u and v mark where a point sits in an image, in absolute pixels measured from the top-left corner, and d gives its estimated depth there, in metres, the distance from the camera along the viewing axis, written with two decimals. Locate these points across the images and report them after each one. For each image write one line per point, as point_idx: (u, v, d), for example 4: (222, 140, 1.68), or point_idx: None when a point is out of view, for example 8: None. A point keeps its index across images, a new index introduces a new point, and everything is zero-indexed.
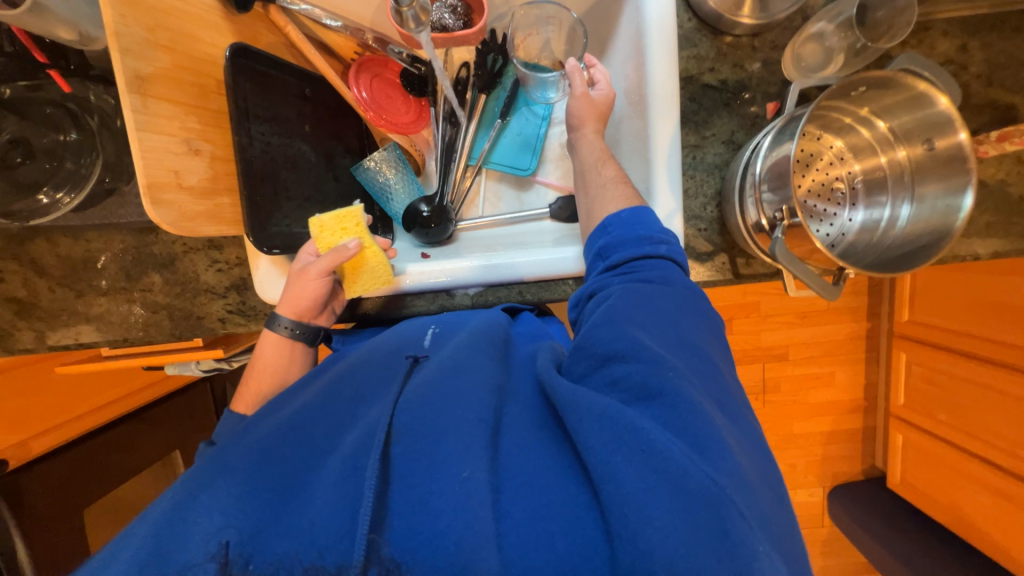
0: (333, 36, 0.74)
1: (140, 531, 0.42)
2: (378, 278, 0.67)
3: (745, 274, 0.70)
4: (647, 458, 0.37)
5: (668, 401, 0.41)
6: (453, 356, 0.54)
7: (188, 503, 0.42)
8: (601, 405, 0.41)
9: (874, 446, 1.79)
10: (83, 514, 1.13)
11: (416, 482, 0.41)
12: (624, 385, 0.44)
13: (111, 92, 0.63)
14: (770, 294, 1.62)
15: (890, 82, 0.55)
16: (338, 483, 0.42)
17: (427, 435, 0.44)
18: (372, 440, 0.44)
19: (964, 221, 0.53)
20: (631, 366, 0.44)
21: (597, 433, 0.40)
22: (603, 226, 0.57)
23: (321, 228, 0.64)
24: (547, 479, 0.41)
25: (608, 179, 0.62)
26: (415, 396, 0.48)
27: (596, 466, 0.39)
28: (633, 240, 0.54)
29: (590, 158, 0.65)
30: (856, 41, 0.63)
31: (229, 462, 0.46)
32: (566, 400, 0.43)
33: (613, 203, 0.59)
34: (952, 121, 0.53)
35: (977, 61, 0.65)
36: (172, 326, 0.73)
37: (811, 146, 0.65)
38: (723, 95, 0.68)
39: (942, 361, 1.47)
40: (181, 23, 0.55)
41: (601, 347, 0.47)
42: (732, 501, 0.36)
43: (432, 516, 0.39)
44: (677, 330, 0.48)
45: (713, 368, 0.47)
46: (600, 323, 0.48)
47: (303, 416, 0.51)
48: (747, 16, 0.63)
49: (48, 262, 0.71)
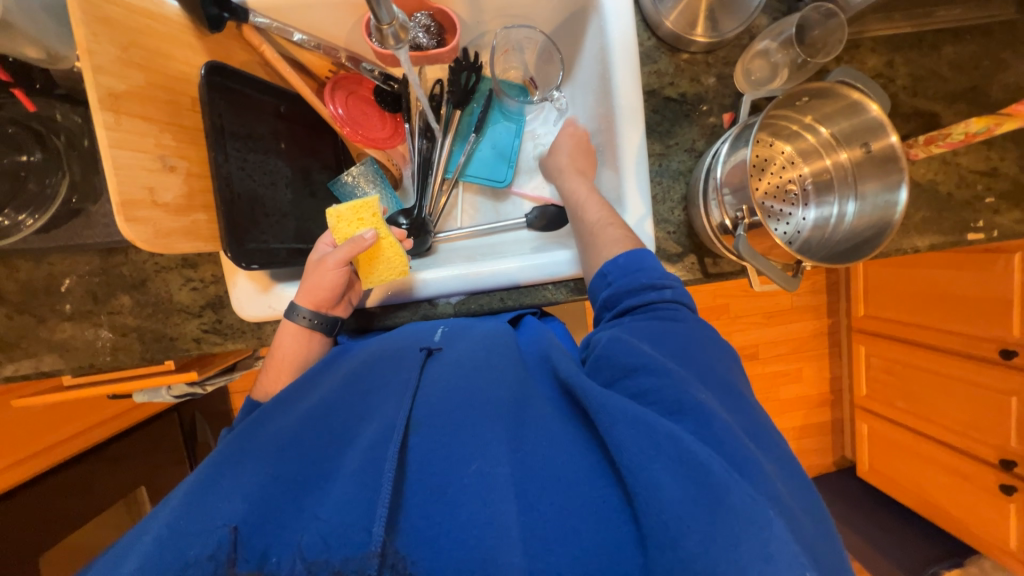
0: (306, 55, 0.74)
1: (160, 516, 0.43)
2: (394, 269, 0.67)
3: (713, 272, 0.74)
4: (682, 465, 0.39)
5: (698, 413, 0.43)
6: (473, 358, 0.55)
7: (206, 497, 0.43)
8: (632, 411, 0.42)
9: (842, 438, 1.88)
10: (38, 560, 1.05)
11: (437, 474, 0.43)
12: (654, 396, 0.45)
13: (78, 111, 0.62)
14: (737, 296, 1.69)
15: (828, 92, 0.60)
16: (358, 477, 0.42)
17: (450, 435, 0.45)
18: (390, 437, 0.45)
19: (900, 214, 0.58)
20: (656, 380, 0.46)
21: (631, 439, 0.41)
22: (602, 273, 0.59)
23: (338, 218, 0.65)
24: (574, 473, 0.43)
25: (595, 222, 0.65)
26: (439, 397, 0.49)
27: (634, 473, 0.39)
28: (639, 288, 0.56)
29: (577, 199, 0.69)
30: (797, 57, 0.69)
31: (247, 457, 0.47)
32: (597, 403, 0.44)
33: (609, 246, 0.61)
34: (884, 126, 0.59)
35: (902, 75, 0.72)
36: (142, 349, 0.70)
37: (764, 151, 0.70)
38: (683, 107, 0.73)
39: (896, 352, 1.57)
40: (154, 42, 0.55)
41: (624, 359, 0.48)
42: (770, 515, 0.37)
43: (453, 510, 0.41)
44: (695, 346, 0.51)
45: (733, 386, 0.49)
46: (620, 340, 0.50)
47: (319, 412, 0.51)
48: (701, 34, 0.69)
49: (6, 287, 0.67)
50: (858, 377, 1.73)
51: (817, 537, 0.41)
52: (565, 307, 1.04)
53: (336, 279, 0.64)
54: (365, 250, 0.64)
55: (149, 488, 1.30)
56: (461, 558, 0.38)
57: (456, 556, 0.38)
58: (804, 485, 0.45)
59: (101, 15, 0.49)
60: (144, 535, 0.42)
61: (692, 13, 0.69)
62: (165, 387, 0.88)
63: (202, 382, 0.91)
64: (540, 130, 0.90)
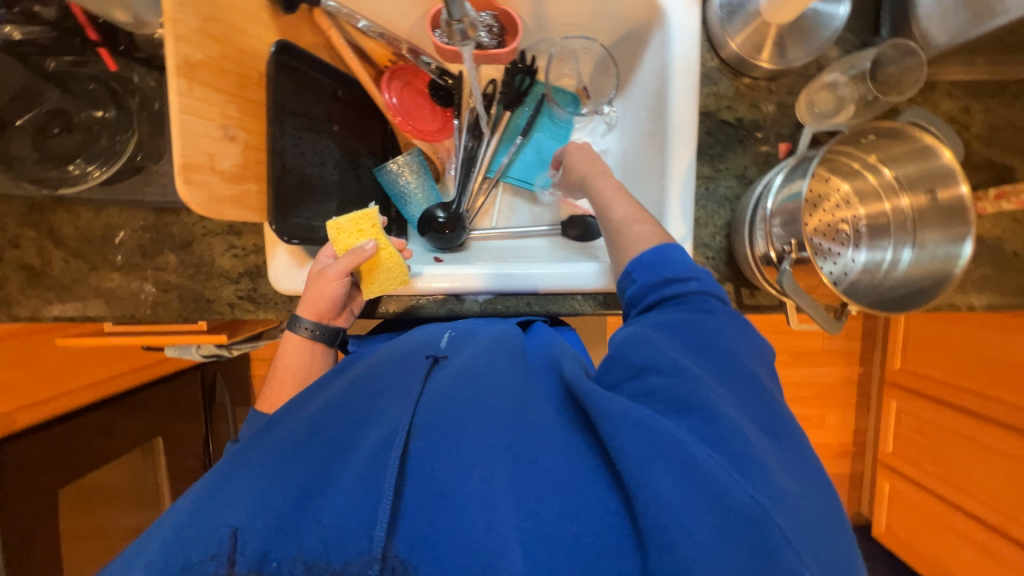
0: (368, 43, 0.76)
1: (169, 519, 0.45)
2: (394, 278, 0.67)
3: (748, 304, 0.72)
4: (685, 470, 0.38)
5: (705, 414, 0.42)
6: (473, 362, 0.55)
7: (214, 494, 0.45)
8: (635, 414, 0.41)
9: (861, 493, 1.79)
10: (61, 493, 1.09)
11: (438, 477, 0.43)
12: (664, 396, 0.44)
13: (153, 75, 0.65)
14: (766, 331, 1.64)
15: (898, 133, 0.58)
16: (358, 482, 0.44)
17: (448, 435, 0.46)
18: (392, 443, 0.46)
19: (963, 268, 0.55)
20: (666, 379, 0.44)
21: (632, 442, 0.39)
22: (627, 273, 0.57)
23: (337, 230, 0.65)
24: (577, 480, 0.42)
25: (622, 219, 0.62)
26: (440, 402, 0.49)
27: (634, 475, 0.38)
28: (660, 283, 0.54)
29: (603, 195, 0.66)
30: (867, 93, 0.67)
31: (254, 460, 0.48)
32: (599, 406, 0.43)
33: (635, 243, 0.59)
34: (954, 174, 0.57)
35: (978, 122, 0.69)
36: (180, 307, 0.73)
37: (819, 187, 0.67)
38: (738, 132, 0.71)
39: (931, 412, 1.49)
40: (232, 17, 0.58)
41: (638, 358, 0.47)
42: (774, 521, 0.36)
43: (451, 514, 0.41)
44: (711, 342, 0.48)
45: (748, 380, 0.47)
46: (637, 338, 0.49)
47: (324, 417, 0.52)
48: (766, 60, 0.67)
49: (66, 232, 0.71)
50: (886, 433, 1.64)
51: (827, 537, 0.39)
52: (588, 320, 1.03)
53: (337, 289, 0.65)
54: (366, 261, 0.65)
55: (165, 440, 1.36)
56: (460, 558, 0.39)
57: (457, 559, 0.39)
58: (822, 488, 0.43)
59: None
60: (153, 535, 0.44)
61: (761, 37, 0.66)
62: (195, 346, 0.92)
63: (229, 346, 0.94)
64: (587, 139, 0.89)
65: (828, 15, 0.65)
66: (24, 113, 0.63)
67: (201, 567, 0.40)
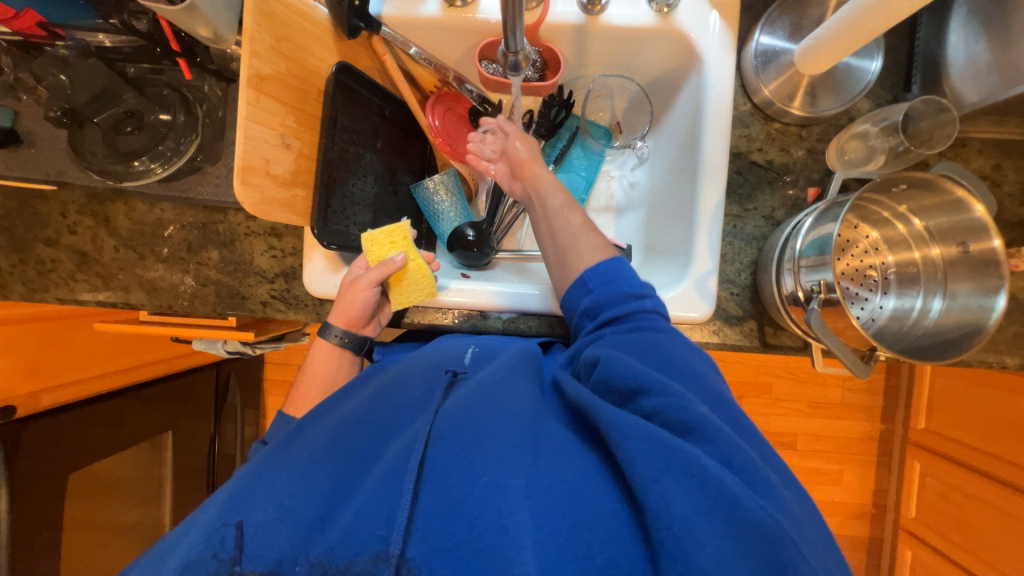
0: (418, 69, 0.81)
1: (202, 520, 0.46)
2: (422, 290, 0.69)
3: (772, 343, 0.72)
4: (695, 482, 0.39)
5: (703, 434, 0.43)
6: (491, 374, 0.56)
7: (243, 495, 0.46)
8: (645, 427, 0.42)
9: (880, 560, 1.68)
10: (70, 478, 1.09)
11: (453, 483, 0.44)
12: (668, 417, 0.44)
13: (221, 85, 0.71)
14: (783, 377, 1.60)
15: (929, 184, 0.59)
16: (379, 484, 0.45)
17: (463, 445, 0.46)
18: (412, 448, 0.47)
19: (996, 321, 0.55)
20: (658, 400, 0.45)
21: (644, 453, 0.41)
22: (582, 280, 0.60)
23: (371, 242, 0.68)
24: (590, 491, 0.43)
25: (578, 227, 0.64)
26: (459, 410, 0.50)
27: (648, 486, 0.39)
28: (619, 297, 0.58)
29: (556, 202, 0.66)
30: (899, 145, 0.67)
31: (282, 464, 0.50)
32: (609, 421, 0.44)
33: (591, 252, 0.62)
34: (987, 228, 0.57)
35: (1010, 181, 0.69)
36: (216, 301, 0.76)
37: (848, 233, 0.68)
38: (768, 174, 0.73)
39: (957, 478, 1.41)
40: (302, 38, 0.63)
41: (625, 382, 0.48)
42: (784, 534, 0.37)
43: (466, 521, 0.41)
44: (686, 369, 0.51)
45: (730, 411, 0.49)
46: (615, 359, 0.50)
47: (350, 422, 0.53)
48: (797, 107, 0.69)
49: (121, 223, 0.76)
50: (908, 497, 1.56)
51: (821, 550, 0.40)
52: None
53: (367, 298, 0.67)
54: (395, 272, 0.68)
55: (174, 436, 1.37)
56: (475, 563, 0.39)
57: (472, 562, 0.39)
58: (808, 514, 0.43)
59: (267, 10, 0.57)
60: (185, 538, 0.45)
61: (794, 86, 0.69)
62: (222, 342, 0.94)
63: (253, 344, 0.97)
64: (616, 172, 0.91)
65: (859, 69, 0.68)
66: (101, 111, 0.66)
67: (201, 565, 0.41)
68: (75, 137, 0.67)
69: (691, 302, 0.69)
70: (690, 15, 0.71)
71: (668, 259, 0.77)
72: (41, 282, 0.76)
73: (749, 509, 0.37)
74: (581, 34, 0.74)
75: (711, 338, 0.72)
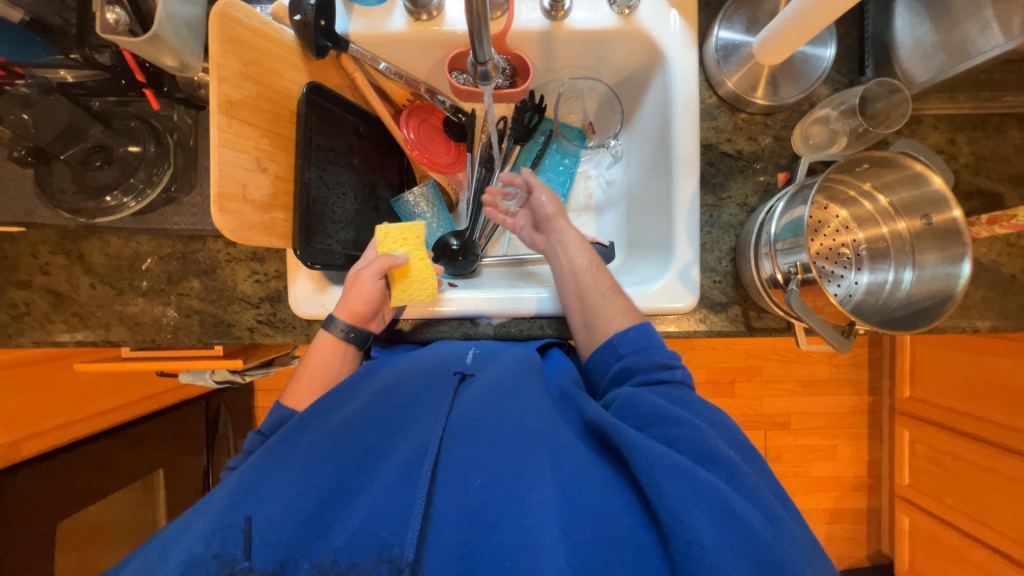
0: (389, 83, 0.81)
1: (209, 509, 0.48)
2: (423, 290, 0.70)
3: (757, 326, 0.73)
4: (723, 516, 0.43)
5: (722, 468, 0.48)
6: (500, 377, 0.57)
7: (250, 489, 0.48)
8: (673, 458, 0.46)
9: (880, 529, 1.73)
10: (58, 527, 1.08)
11: (470, 491, 0.47)
12: (687, 446, 0.50)
13: (190, 113, 0.70)
14: (771, 359, 1.63)
15: (890, 161, 0.61)
16: (392, 488, 0.47)
17: (480, 451, 0.50)
18: (425, 454, 0.49)
19: (963, 288, 0.57)
20: (681, 432, 0.51)
21: (672, 482, 0.45)
22: (612, 345, 0.63)
23: (386, 235, 0.72)
24: (609, 509, 0.46)
25: (606, 290, 0.67)
26: (473, 417, 0.53)
27: (676, 515, 0.43)
28: (652, 367, 0.60)
29: (582, 262, 0.69)
30: (858, 126, 0.70)
31: (289, 460, 0.51)
32: (635, 447, 0.48)
33: (618, 317, 0.65)
34: (947, 199, 0.60)
35: (964, 153, 0.73)
36: (201, 331, 0.75)
37: (819, 214, 0.71)
38: (738, 163, 0.75)
39: (945, 442, 1.47)
40: (270, 61, 0.63)
41: (648, 412, 0.53)
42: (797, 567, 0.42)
43: (484, 528, 0.45)
44: (709, 415, 0.57)
45: (749, 452, 0.56)
46: (640, 395, 0.55)
47: (353, 421, 0.54)
48: (761, 97, 0.72)
49: (96, 259, 0.74)
50: (900, 465, 1.61)
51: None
52: None
53: (371, 293, 0.67)
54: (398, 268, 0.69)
55: (165, 473, 1.34)
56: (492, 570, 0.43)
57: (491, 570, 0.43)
58: (813, 544, 0.49)
59: (232, 36, 0.57)
60: (192, 527, 0.47)
61: (755, 76, 0.71)
62: (210, 371, 0.93)
63: (243, 371, 0.95)
64: (593, 171, 0.93)
65: (815, 57, 0.71)
66: (67, 147, 0.65)
67: (202, 566, 0.42)
68: (42, 175, 0.66)
69: (674, 293, 0.71)
70: (651, 14, 0.73)
71: (650, 253, 0.79)
72: (15, 326, 0.74)
73: (766, 541, 0.42)
74: (547, 40, 0.76)
75: (698, 326, 0.74)
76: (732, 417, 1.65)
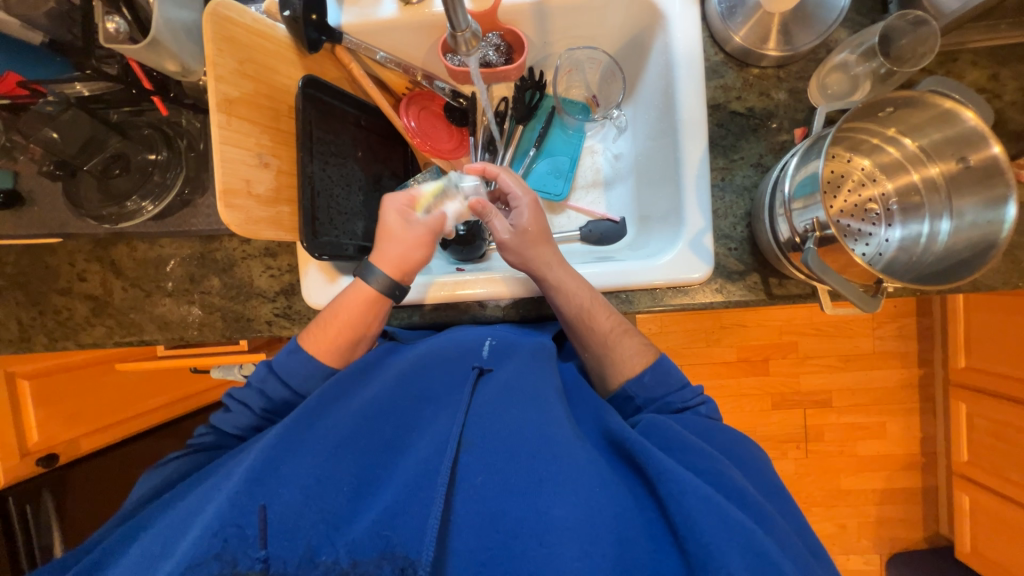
0: (387, 73, 0.82)
1: (226, 489, 0.49)
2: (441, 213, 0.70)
3: (778, 293, 0.70)
4: (757, 558, 0.42)
5: (751, 505, 0.48)
6: (518, 379, 0.58)
7: (269, 472, 0.49)
8: (703, 488, 0.46)
9: (937, 508, 1.62)
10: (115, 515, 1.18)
11: (490, 500, 0.48)
12: (716, 478, 0.50)
13: (198, 118, 0.73)
14: (808, 334, 1.55)
15: (916, 102, 0.56)
16: (412, 484, 0.49)
17: (497, 455, 0.50)
18: (445, 449, 0.51)
19: (1008, 233, 0.52)
20: (709, 462, 0.51)
21: (704, 513, 0.44)
22: (629, 396, 0.63)
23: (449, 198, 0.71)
24: (634, 532, 0.46)
25: (610, 333, 0.64)
26: (490, 418, 0.53)
27: (704, 551, 0.43)
28: (671, 393, 0.62)
29: (575, 310, 0.64)
30: (880, 67, 0.65)
31: (308, 445, 0.52)
32: (665, 472, 0.48)
33: (629, 361, 0.63)
34: (985, 136, 0.54)
35: (1010, 89, 0.66)
36: (224, 326, 0.79)
37: (840, 167, 0.66)
38: (750, 121, 0.71)
39: (1010, 415, 1.35)
40: (265, 58, 0.64)
41: (673, 440, 0.53)
42: None
43: (502, 535, 0.46)
44: (743, 454, 0.57)
45: (783, 493, 0.55)
46: (662, 423, 0.55)
47: (372, 413, 0.55)
48: (773, 49, 0.67)
49: (125, 264, 0.78)
50: (958, 441, 1.49)
51: None
52: None
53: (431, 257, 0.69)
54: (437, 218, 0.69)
55: None
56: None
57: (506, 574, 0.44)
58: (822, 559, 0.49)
59: (227, 35, 0.58)
60: (208, 508, 0.49)
61: (764, 28, 0.66)
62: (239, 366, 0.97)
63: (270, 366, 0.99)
64: (599, 146, 0.91)
65: None
66: (90, 158, 0.69)
67: (202, 566, 0.42)
68: (70, 188, 0.70)
69: (687, 263, 0.68)
70: None
71: (660, 224, 0.77)
72: (60, 331, 0.80)
73: None
74: (539, 11, 0.73)
75: (714, 297, 0.71)
76: (768, 397, 1.58)
